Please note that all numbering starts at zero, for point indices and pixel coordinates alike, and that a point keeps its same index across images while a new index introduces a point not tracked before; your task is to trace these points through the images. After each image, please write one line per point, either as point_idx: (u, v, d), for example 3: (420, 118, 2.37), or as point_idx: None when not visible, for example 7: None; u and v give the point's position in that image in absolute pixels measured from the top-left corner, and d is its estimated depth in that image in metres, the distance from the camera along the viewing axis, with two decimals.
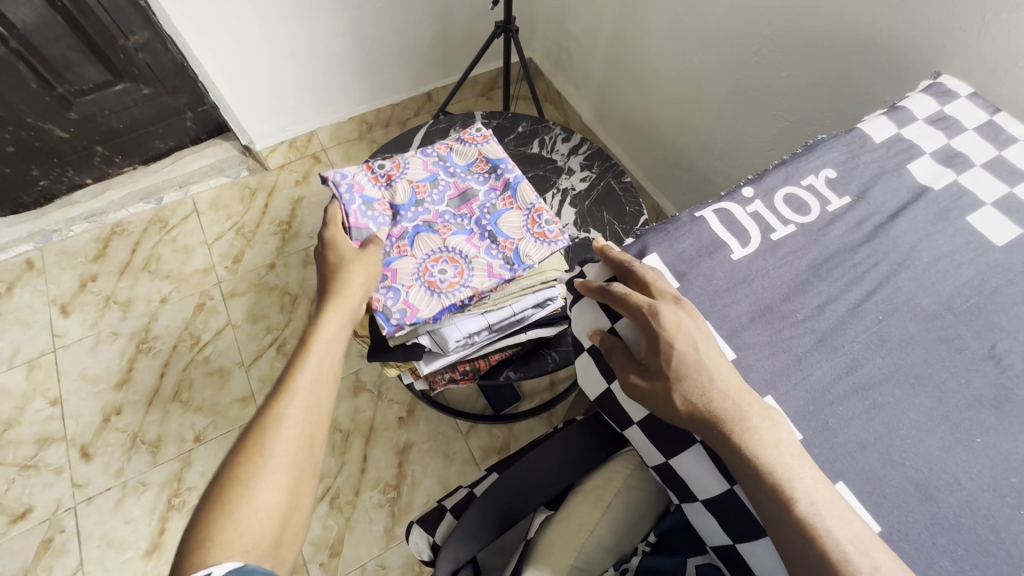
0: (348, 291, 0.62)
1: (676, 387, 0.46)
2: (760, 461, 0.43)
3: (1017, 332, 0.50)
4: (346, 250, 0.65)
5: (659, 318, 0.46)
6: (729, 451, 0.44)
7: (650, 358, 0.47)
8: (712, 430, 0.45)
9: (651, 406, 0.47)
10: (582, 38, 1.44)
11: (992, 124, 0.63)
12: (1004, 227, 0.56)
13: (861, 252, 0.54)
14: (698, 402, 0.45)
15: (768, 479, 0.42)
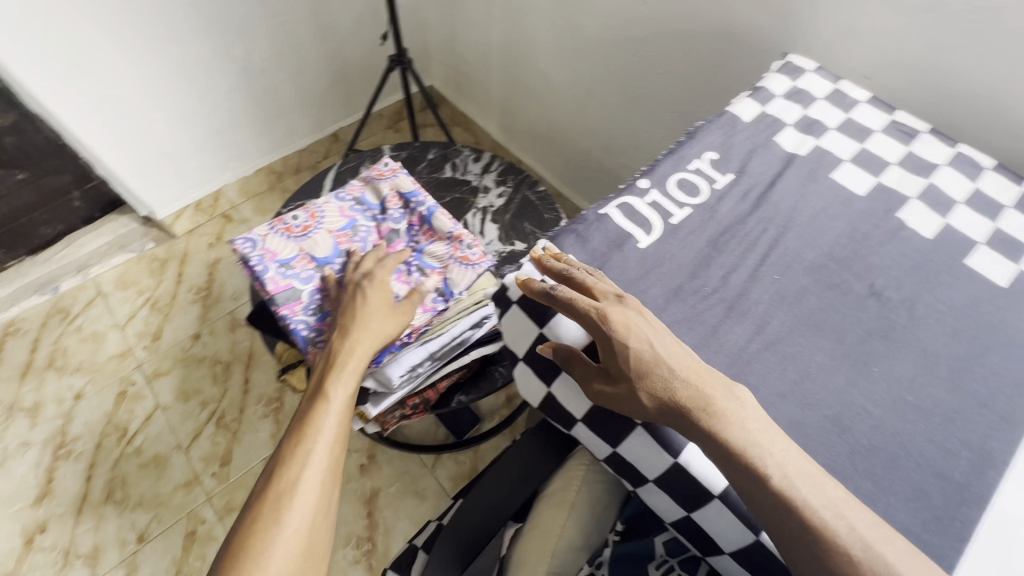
0: (358, 341, 0.61)
1: (638, 384, 0.46)
2: (732, 443, 0.43)
3: (889, 268, 0.57)
4: (368, 300, 0.64)
5: (609, 319, 0.47)
6: (704, 440, 0.44)
7: (609, 360, 0.48)
8: (679, 420, 0.45)
9: (616, 407, 0.48)
10: (477, 60, 1.49)
11: (837, 91, 0.72)
12: (862, 178, 0.63)
13: (750, 221, 0.59)
14: (663, 396, 0.45)
15: (743, 459, 0.43)
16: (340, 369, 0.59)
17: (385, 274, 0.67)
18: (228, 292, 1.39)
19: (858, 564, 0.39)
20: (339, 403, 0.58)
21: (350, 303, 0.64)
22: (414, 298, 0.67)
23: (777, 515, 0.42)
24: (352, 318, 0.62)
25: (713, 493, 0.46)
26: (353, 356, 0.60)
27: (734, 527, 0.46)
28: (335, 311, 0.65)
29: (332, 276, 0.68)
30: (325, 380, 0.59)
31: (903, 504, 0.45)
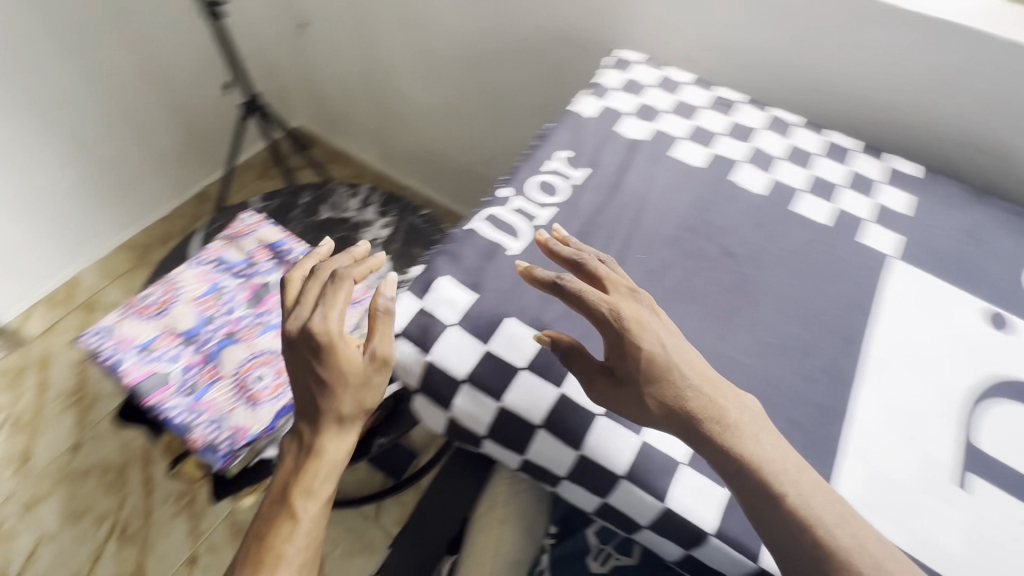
0: (335, 432, 0.48)
1: (647, 389, 0.43)
2: (744, 457, 0.42)
3: (734, 227, 0.63)
4: (340, 366, 0.47)
5: (625, 319, 0.44)
6: (714, 453, 0.42)
7: (615, 360, 0.45)
8: (689, 432, 0.43)
9: (620, 409, 0.45)
10: (340, 95, 1.46)
11: (664, 77, 0.79)
12: (697, 152, 0.70)
13: (609, 209, 0.63)
14: (677, 405, 0.43)
15: (750, 470, 0.41)
16: (310, 470, 0.48)
17: (343, 308, 0.48)
18: (106, 390, 1.23)
19: (783, 499, 0.41)
20: (315, 509, 0.48)
21: (314, 376, 0.47)
22: (384, 335, 0.48)
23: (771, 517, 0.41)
24: (325, 397, 0.47)
25: (618, 474, 0.47)
26: (326, 454, 0.48)
27: (649, 503, 0.47)
28: (297, 380, 0.49)
29: (289, 325, 0.49)
30: (295, 483, 0.48)
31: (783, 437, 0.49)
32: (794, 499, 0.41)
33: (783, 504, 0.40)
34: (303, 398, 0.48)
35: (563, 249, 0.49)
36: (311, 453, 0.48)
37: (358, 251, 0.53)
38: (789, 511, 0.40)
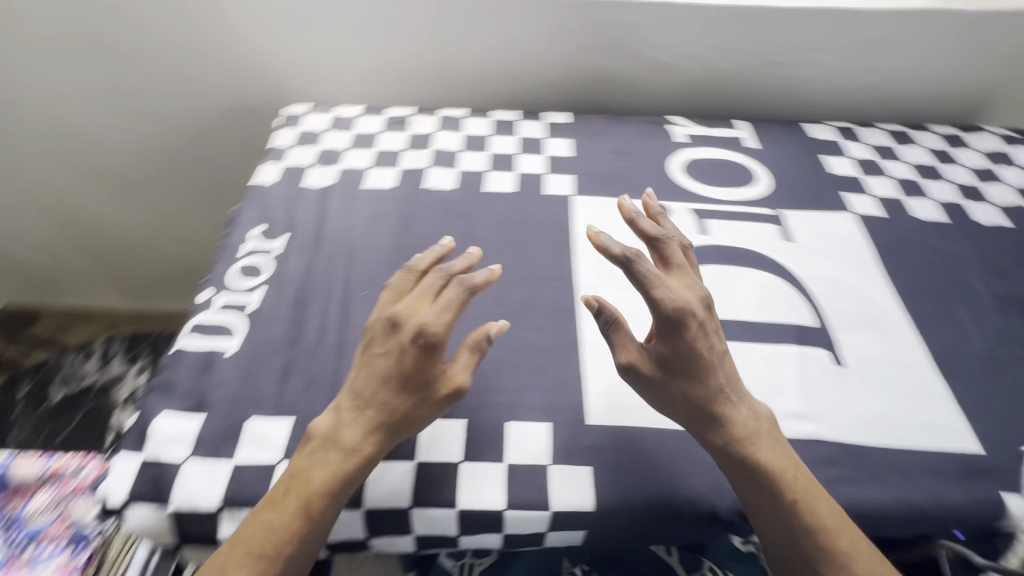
0: (378, 430, 0.45)
1: (683, 384, 0.47)
2: (763, 461, 0.46)
3: (439, 228, 0.67)
4: (421, 364, 0.45)
5: (691, 317, 0.46)
6: (748, 468, 0.46)
7: (660, 346, 0.47)
8: (715, 428, 0.47)
9: (649, 392, 0.48)
10: (33, 258, 1.23)
11: (335, 118, 0.82)
12: (386, 175, 0.73)
13: (319, 263, 0.63)
14: (707, 405, 0.47)
15: (764, 476, 0.46)
16: (335, 461, 0.45)
17: (455, 311, 0.46)
18: None
19: (795, 505, 0.46)
20: (329, 508, 0.44)
21: (397, 373, 0.45)
22: (477, 358, 0.47)
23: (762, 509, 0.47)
24: (390, 381, 0.46)
25: (405, 507, 0.47)
26: (358, 452, 0.45)
27: (443, 514, 0.48)
28: (369, 372, 0.46)
29: (400, 310, 0.46)
30: (321, 475, 0.44)
31: (536, 388, 0.54)
32: (801, 504, 0.46)
33: (774, 502, 0.46)
34: (367, 381, 0.46)
35: (647, 227, 0.50)
36: (337, 442, 0.45)
37: (469, 257, 0.51)
38: (783, 511, 0.46)
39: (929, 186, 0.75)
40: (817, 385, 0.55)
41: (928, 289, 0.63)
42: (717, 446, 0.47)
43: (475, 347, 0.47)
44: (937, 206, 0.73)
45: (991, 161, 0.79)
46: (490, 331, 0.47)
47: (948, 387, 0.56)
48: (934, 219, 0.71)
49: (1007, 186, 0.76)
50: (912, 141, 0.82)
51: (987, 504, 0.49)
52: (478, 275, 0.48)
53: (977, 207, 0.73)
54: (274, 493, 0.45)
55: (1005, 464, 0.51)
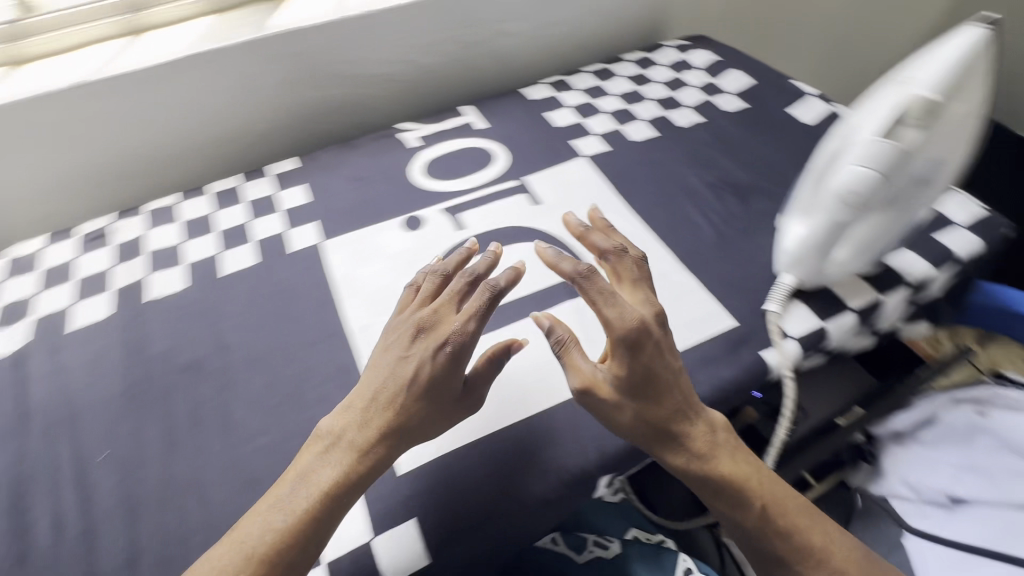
0: (398, 435, 0.45)
1: (638, 405, 0.44)
2: (727, 473, 0.44)
3: (179, 339, 0.59)
4: (449, 371, 0.46)
5: (648, 335, 0.43)
6: (716, 484, 0.44)
7: (615, 369, 0.44)
8: (675, 446, 0.44)
9: (602, 415, 0.45)
10: None
11: (13, 263, 0.67)
12: (97, 303, 0.62)
13: (35, 445, 0.51)
14: (665, 424, 0.44)
15: (730, 490, 0.43)
16: (353, 457, 0.44)
17: (490, 313, 0.48)
18: None
19: (762, 511, 0.44)
20: (335, 508, 0.42)
21: (422, 381, 0.45)
22: (498, 362, 0.49)
23: (727, 516, 0.44)
24: (411, 381, 0.45)
25: None
26: (371, 449, 0.44)
27: None
28: (391, 380, 0.46)
29: (437, 311, 0.48)
30: (328, 475, 0.43)
31: None
32: (770, 510, 0.44)
33: (738, 510, 0.44)
34: (389, 375, 0.46)
35: (601, 242, 0.49)
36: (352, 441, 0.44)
37: (494, 255, 0.53)
38: (751, 518, 0.43)
39: (637, 110, 0.84)
40: (597, 329, 0.58)
41: (661, 200, 0.70)
42: (675, 464, 0.44)
43: (501, 352, 0.49)
44: (647, 125, 0.81)
45: (677, 70, 0.90)
46: (516, 344, 0.50)
47: (698, 280, 0.62)
48: (648, 138, 0.79)
49: (694, 88, 0.87)
50: (613, 74, 0.91)
51: (753, 368, 0.55)
52: (506, 274, 0.49)
53: (677, 114, 0.82)
54: (281, 490, 0.43)
55: (755, 327, 0.58)
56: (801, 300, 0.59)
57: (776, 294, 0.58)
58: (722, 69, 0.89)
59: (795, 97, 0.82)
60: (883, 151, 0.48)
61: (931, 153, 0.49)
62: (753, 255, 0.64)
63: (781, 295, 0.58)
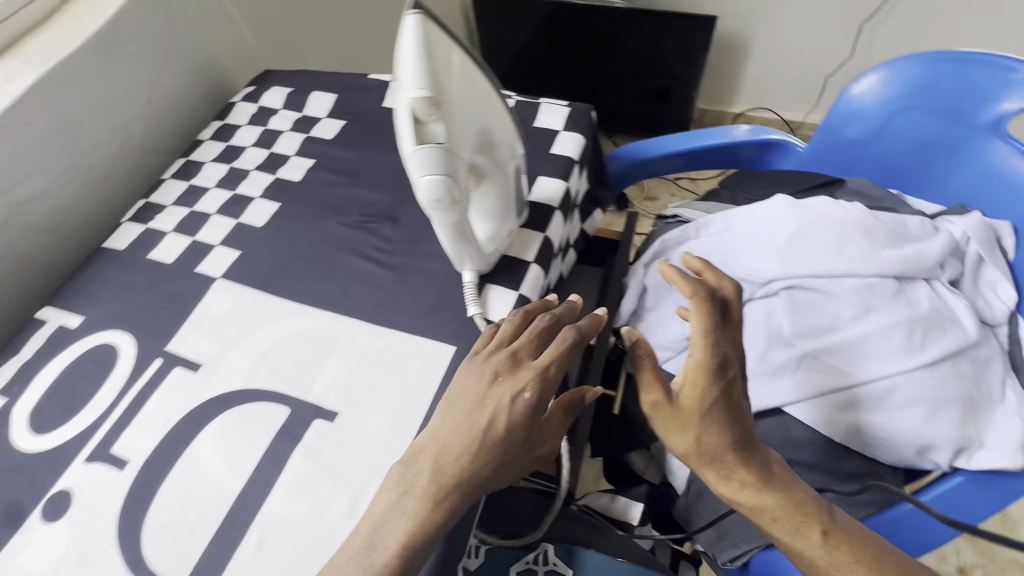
0: (474, 479, 0.45)
1: (707, 437, 0.43)
2: (781, 502, 0.45)
3: None
4: (531, 413, 0.47)
5: (728, 372, 0.43)
6: (773, 508, 0.45)
7: (693, 395, 0.43)
8: (732, 477, 0.45)
9: (662, 432, 0.45)
10: None
11: None
12: None
13: None
14: (726, 453, 0.44)
15: (785, 515, 0.45)
16: (434, 494, 0.43)
17: (575, 351, 0.50)
18: None
19: (819, 529, 0.45)
20: (410, 564, 0.42)
21: (501, 427, 0.45)
22: (568, 405, 0.52)
23: (782, 541, 0.46)
24: (496, 419, 0.45)
25: None
26: (448, 498, 0.44)
27: None
28: (471, 423, 0.45)
29: (527, 355, 0.49)
30: (400, 529, 0.42)
31: None
32: (828, 536, 0.45)
33: (786, 534, 0.45)
34: (477, 416, 0.46)
35: (725, 281, 0.47)
36: (437, 479, 0.44)
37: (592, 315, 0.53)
38: (807, 548, 0.44)
39: (245, 190, 0.73)
40: (340, 460, 0.50)
41: (323, 272, 0.63)
42: (730, 489, 0.45)
43: (571, 396, 0.53)
44: (264, 201, 0.71)
45: (262, 123, 0.81)
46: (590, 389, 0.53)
47: (400, 330, 0.58)
48: (273, 214, 0.70)
49: (288, 133, 0.79)
50: (201, 164, 0.78)
51: None
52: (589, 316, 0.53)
53: (288, 171, 0.74)
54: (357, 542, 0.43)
55: (471, 337, 0.56)
56: (491, 282, 0.59)
57: (468, 295, 0.57)
58: (303, 97, 0.82)
59: (381, 90, 0.80)
60: (437, 157, 0.42)
61: (471, 125, 0.44)
62: (432, 269, 0.62)
63: (473, 293, 0.57)
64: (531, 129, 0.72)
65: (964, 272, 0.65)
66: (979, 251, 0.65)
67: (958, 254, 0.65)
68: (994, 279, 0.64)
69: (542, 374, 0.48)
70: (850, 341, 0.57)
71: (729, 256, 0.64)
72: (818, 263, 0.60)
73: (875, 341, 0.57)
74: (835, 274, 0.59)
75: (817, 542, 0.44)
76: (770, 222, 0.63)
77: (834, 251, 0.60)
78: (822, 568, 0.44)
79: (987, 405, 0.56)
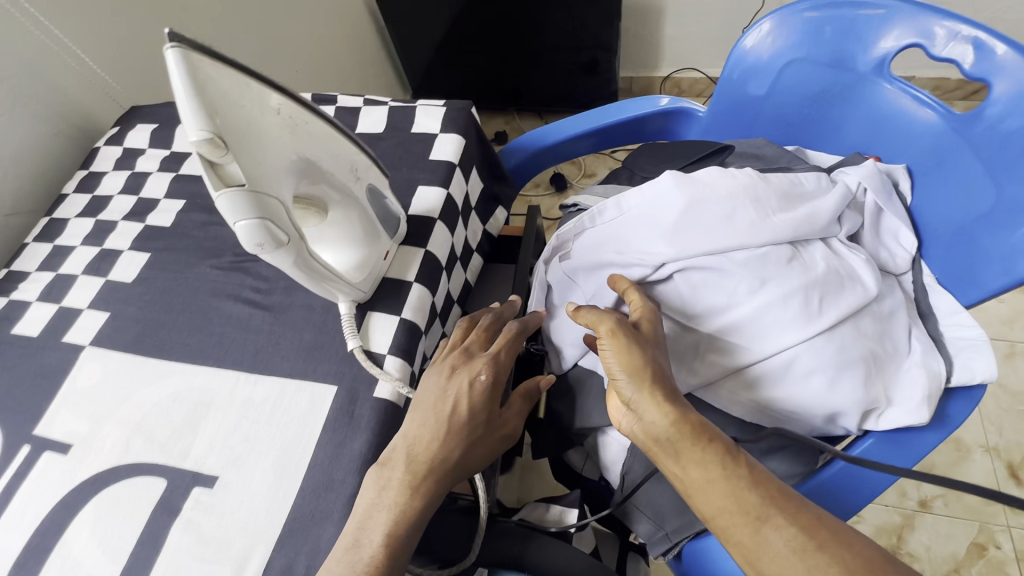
0: (445, 458, 0.47)
1: (656, 358, 0.49)
2: (706, 428, 0.46)
3: None
4: (491, 395, 0.50)
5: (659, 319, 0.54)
6: (701, 430, 0.45)
7: (646, 321, 0.52)
8: (672, 392, 0.47)
9: (611, 347, 0.49)
10: None
11: None
12: None
13: None
14: (661, 375, 0.48)
15: (710, 441, 0.45)
16: (413, 473, 0.45)
17: (522, 338, 0.56)
18: None
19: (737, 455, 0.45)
20: (394, 557, 0.43)
21: (464, 412, 0.48)
22: (527, 397, 0.55)
23: (705, 469, 0.44)
24: (460, 403, 0.49)
25: None
26: (426, 477, 0.46)
27: None
28: (437, 411, 0.48)
29: (478, 347, 0.54)
30: (383, 522, 0.43)
31: None
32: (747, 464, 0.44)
33: (715, 458, 0.44)
34: (441, 398, 0.49)
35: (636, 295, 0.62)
36: (413, 460, 0.46)
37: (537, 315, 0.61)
38: (732, 472, 0.43)
39: (113, 244, 0.68)
40: (221, 527, 0.47)
41: (197, 323, 0.59)
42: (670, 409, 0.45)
43: (528, 391, 0.56)
44: (133, 253, 0.67)
45: (129, 167, 0.76)
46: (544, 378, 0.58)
47: (280, 376, 0.54)
48: (144, 266, 0.65)
49: (156, 174, 0.74)
50: (65, 220, 0.73)
51: (382, 423, 0.50)
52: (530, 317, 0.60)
53: (157, 217, 0.69)
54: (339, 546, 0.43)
55: (354, 374, 0.52)
56: (372, 310, 0.55)
57: (346, 329, 0.52)
58: (170, 133, 0.77)
59: None
60: (244, 200, 0.38)
61: (284, 159, 0.40)
62: (311, 303, 0.58)
63: (352, 325, 0.53)
64: (409, 135, 0.68)
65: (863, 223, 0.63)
66: (876, 200, 0.62)
67: (855, 206, 0.62)
68: (893, 225, 0.62)
69: (495, 358, 0.52)
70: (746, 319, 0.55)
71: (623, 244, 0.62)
72: (710, 241, 0.56)
73: (770, 316, 0.54)
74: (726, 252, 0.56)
75: (745, 466, 0.44)
76: (659, 203, 0.60)
77: (724, 225, 0.57)
78: (745, 495, 0.42)
79: (894, 357, 0.55)
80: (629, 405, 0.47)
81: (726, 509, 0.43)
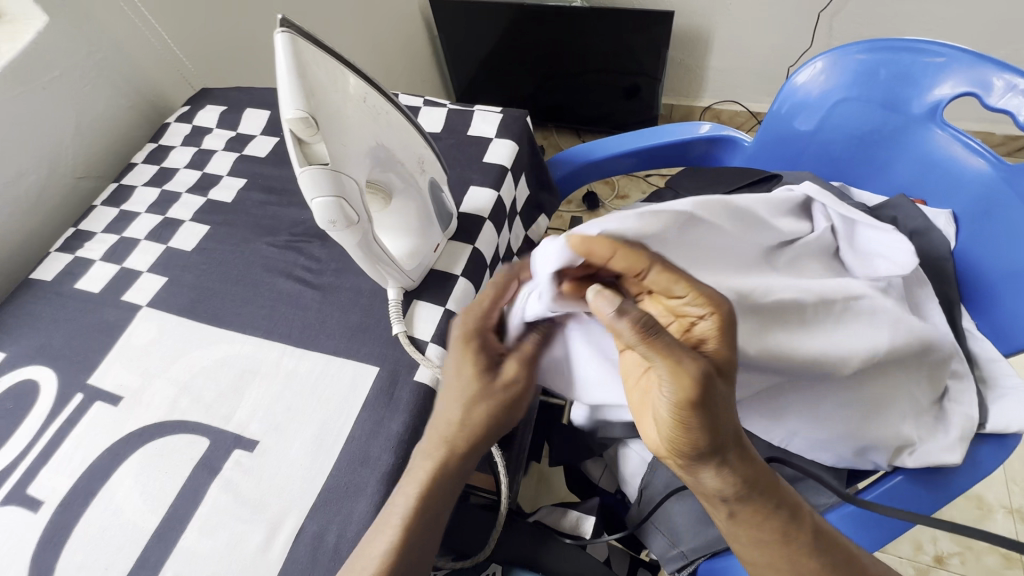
0: (446, 428, 0.49)
1: (728, 420, 0.38)
2: (769, 487, 0.43)
3: None
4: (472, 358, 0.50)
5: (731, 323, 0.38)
6: (759, 489, 0.42)
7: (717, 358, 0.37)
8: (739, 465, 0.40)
9: (683, 424, 0.37)
10: None
11: None
12: None
13: None
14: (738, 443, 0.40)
15: (769, 505, 0.43)
16: (431, 451, 0.48)
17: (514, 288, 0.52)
18: None
19: (798, 517, 0.44)
20: (418, 523, 0.45)
21: (454, 378, 0.50)
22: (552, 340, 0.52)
23: (762, 529, 0.44)
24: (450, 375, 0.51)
25: None
26: (437, 452, 0.48)
27: None
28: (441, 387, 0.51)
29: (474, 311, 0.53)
30: (410, 492, 0.46)
31: None
32: (804, 529, 0.44)
33: (773, 528, 0.43)
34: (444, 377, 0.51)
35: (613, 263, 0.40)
36: (427, 440, 0.49)
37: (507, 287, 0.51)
38: (790, 540, 0.43)
39: (175, 214, 0.72)
40: (260, 488, 0.49)
41: (248, 297, 0.62)
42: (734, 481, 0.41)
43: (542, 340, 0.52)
44: (193, 224, 0.70)
45: (195, 144, 0.80)
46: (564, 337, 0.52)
47: (324, 353, 0.56)
48: (203, 237, 0.69)
49: (221, 153, 0.78)
50: (131, 187, 0.77)
51: (419, 406, 0.52)
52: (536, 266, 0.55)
53: (219, 192, 0.73)
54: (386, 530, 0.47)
55: (396, 358, 0.54)
56: (418, 299, 0.58)
57: (392, 313, 0.54)
58: (237, 116, 0.81)
59: None
60: (324, 178, 0.41)
61: (361, 144, 0.43)
62: (359, 287, 0.60)
63: (398, 311, 0.55)
64: (465, 137, 0.70)
65: (839, 237, 0.60)
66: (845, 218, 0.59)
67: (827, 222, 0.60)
68: (874, 234, 0.57)
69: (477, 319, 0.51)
70: (790, 344, 0.49)
71: (547, 261, 0.41)
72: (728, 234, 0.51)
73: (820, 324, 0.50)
74: (727, 262, 0.51)
75: (805, 533, 0.44)
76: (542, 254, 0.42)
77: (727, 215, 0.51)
78: (802, 559, 0.43)
79: (935, 394, 0.55)
80: (685, 470, 0.42)
81: (772, 562, 0.45)
